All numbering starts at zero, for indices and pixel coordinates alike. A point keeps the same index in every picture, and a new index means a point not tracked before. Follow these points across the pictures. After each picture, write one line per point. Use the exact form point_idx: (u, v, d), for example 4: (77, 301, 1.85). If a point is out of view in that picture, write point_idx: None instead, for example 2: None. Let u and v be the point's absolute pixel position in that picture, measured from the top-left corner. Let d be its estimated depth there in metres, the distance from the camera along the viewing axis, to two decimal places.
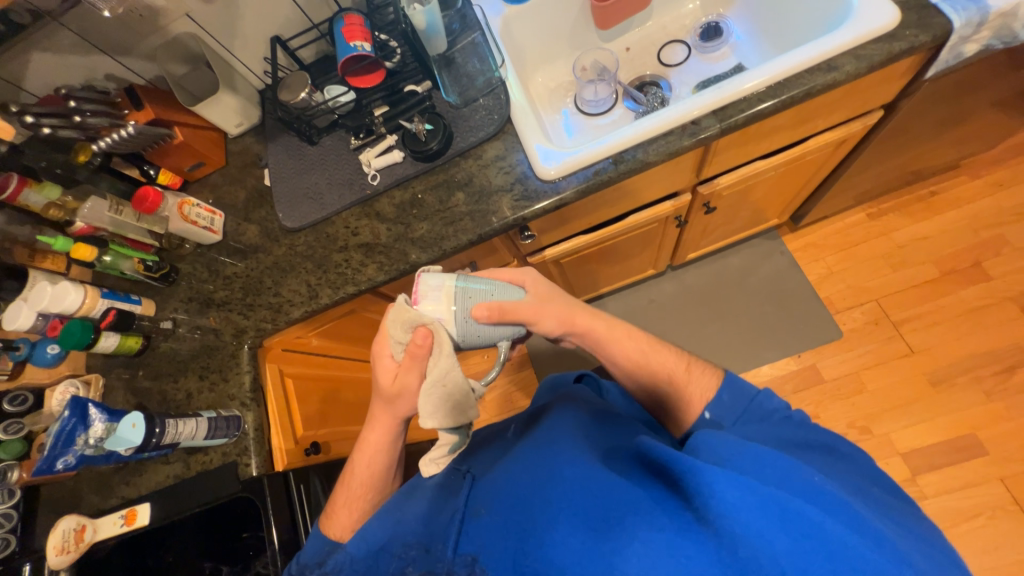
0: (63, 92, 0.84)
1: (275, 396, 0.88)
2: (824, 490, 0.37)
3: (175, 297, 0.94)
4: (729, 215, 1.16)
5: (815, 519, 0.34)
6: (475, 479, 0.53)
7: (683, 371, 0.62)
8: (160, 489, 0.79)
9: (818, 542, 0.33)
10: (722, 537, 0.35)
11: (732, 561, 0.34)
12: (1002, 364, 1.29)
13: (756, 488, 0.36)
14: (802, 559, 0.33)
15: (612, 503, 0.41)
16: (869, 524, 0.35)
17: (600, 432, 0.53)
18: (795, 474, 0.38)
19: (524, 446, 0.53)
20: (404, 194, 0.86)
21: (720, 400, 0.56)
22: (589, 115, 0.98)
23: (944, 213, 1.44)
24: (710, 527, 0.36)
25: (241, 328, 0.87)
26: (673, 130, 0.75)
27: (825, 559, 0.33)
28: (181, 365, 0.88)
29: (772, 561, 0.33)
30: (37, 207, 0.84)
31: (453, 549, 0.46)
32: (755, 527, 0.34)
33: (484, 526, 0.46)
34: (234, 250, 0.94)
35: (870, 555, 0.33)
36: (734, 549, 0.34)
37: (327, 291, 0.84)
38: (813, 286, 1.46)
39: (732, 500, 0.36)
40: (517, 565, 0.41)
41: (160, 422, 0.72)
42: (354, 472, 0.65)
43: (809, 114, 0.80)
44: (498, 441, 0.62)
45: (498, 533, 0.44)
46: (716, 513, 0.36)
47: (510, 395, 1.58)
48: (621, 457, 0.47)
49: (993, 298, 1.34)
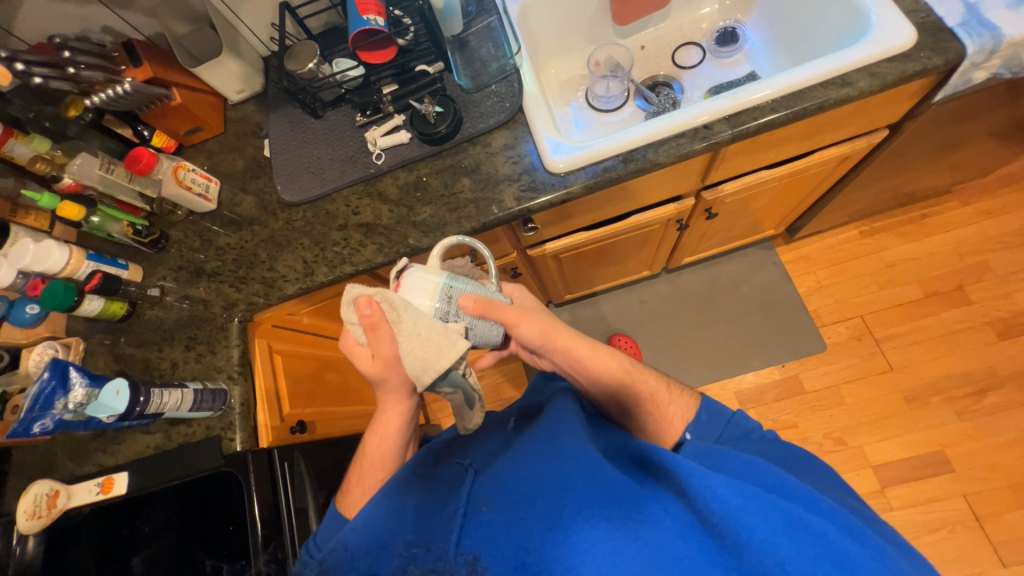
0: (58, 41, 0.79)
1: (263, 371, 0.87)
2: (816, 497, 0.38)
3: (164, 265, 0.91)
4: (728, 223, 1.17)
5: (814, 526, 0.35)
6: (472, 473, 0.53)
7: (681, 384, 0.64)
8: (140, 459, 0.78)
9: (822, 554, 0.34)
10: (725, 540, 0.36)
11: (736, 564, 0.35)
12: (974, 386, 1.33)
13: (758, 496, 0.37)
14: (804, 564, 0.34)
15: (618, 500, 0.41)
16: (861, 529, 0.37)
17: (599, 433, 0.54)
18: (791, 480, 0.39)
19: (525, 442, 0.52)
20: (409, 175, 0.85)
21: (699, 421, 0.58)
22: (599, 111, 0.97)
23: (933, 237, 1.47)
24: (714, 530, 0.37)
25: (232, 301, 0.85)
26: (686, 132, 0.75)
27: (828, 567, 0.33)
28: (167, 335, 0.86)
29: (774, 563, 0.34)
30: (22, 159, 0.80)
31: (455, 548, 0.44)
32: (760, 532, 0.35)
33: (484, 523, 0.45)
34: (228, 221, 0.92)
35: (870, 563, 0.34)
36: (739, 553, 0.35)
37: (322, 270, 0.83)
38: (801, 299, 1.49)
39: (732, 504, 0.36)
40: (520, 565, 0.40)
41: (144, 391, 0.70)
42: (367, 451, 0.65)
43: (818, 128, 0.80)
44: (497, 434, 0.63)
45: (500, 530, 0.43)
46: (719, 516, 0.36)
47: (497, 385, 1.58)
48: (619, 456, 0.48)
49: (971, 322, 1.38)
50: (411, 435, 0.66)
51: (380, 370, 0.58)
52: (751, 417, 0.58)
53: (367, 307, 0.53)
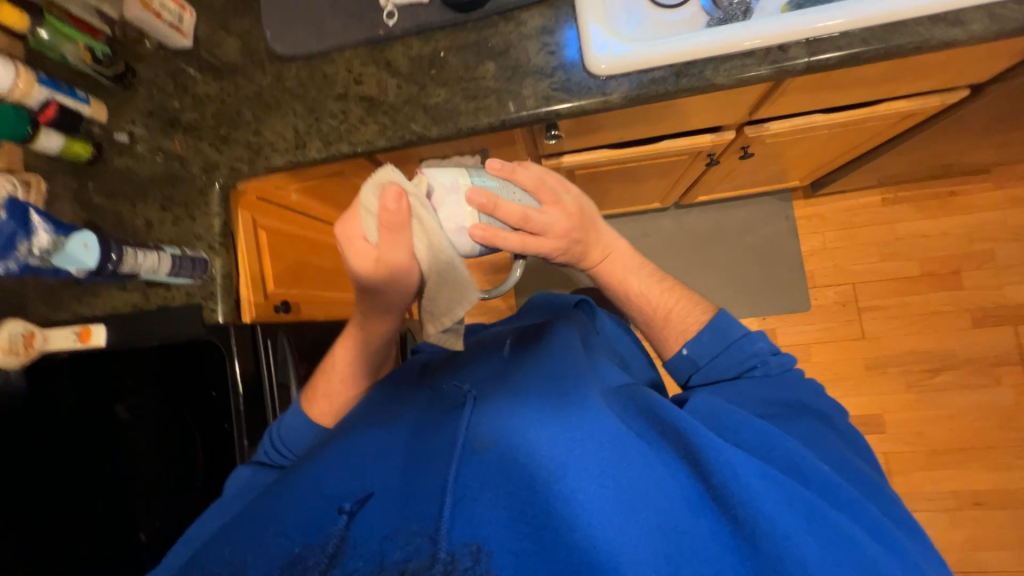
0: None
1: (247, 244, 0.82)
2: (802, 468, 0.51)
3: (131, 107, 0.80)
4: (757, 166, 1.09)
5: (804, 496, 0.48)
6: (500, 407, 0.60)
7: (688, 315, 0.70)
8: (119, 315, 0.76)
9: (804, 510, 0.47)
10: (735, 514, 0.48)
11: (743, 536, 0.47)
12: (931, 364, 1.41)
13: (772, 480, 0.49)
14: (822, 539, 0.45)
15: (640, 489, 0.50)
16: (835, 487, 0.50)
17: (610, 393, 0.63)
18: (781, 450, 0.52)
19: (540, 404, 0.59)
20: (424, 46, 0.72)
21: (700, 340, 0.67)
22: (656, 4, 0.82)
23: (951, 216, 1.43)
24: (730, 512, 0.48)
25: (212, 163, 0.77)
26: (756, 52, 0.64)
27: (808, 519, 0.47)
28: (139, 188, 0.78)
29: (770, 529, 0.46)
30: None
31: (458, 540, 0.48)
32: (772, 513, 0.46)
33: (501, 498, 0.51)
34: (207, 66, 0.79)
35: (843, 525, 0.46)
36: (747, 529, 0.47)
37: (316, 144, 0.74)
38: (802, 257, 1.47)
39: (757, 489, 0.48)
40: (541, 542, 0.48)
41: (116, 248, 0.65)
42: (333, 363, 0.73)
43: (901, 73, 0.70)
44: (502, 371, 0.69)
45: (521, 505, 0.50)
46: (733, 492, 0.48)
47: (483, 293, 1.59)
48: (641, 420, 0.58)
49: (954, 306, 1.41)
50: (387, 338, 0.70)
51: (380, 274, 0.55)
52: (763, 341, 0.65)
53: (395, 199, 0.50)
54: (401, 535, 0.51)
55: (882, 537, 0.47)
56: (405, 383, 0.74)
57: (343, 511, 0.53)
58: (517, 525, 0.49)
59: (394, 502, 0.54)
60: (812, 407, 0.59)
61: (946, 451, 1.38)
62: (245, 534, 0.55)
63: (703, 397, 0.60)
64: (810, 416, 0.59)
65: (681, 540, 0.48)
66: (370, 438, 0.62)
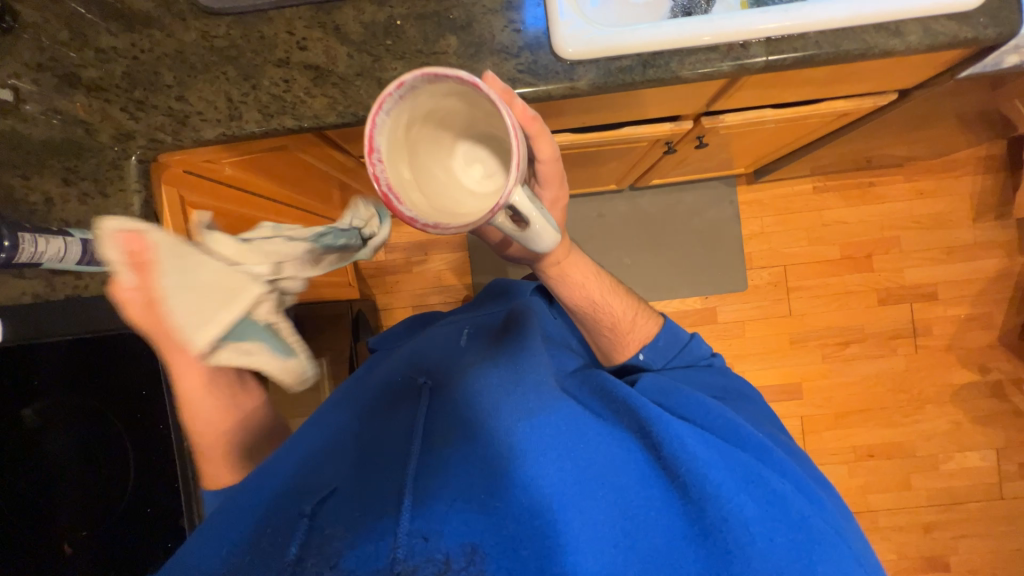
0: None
1: (175, 225, 0.73)
2: (737, 431, 0.56)
3: (13, 57, 0.67)
4: (709, 155, 1.13)
5: (739, 457, 0.53)
6: (462, 399, 0.61)
7: (642, 320, 0.75)
8: (16, 308, 0.65)
9: (742, 472, 0.51)
10: (683, 480, 0.51)
11: (689, 501, 0.50)
12: (843, 338, 1.58)
13: (713, 446, 0.53)
14: (758, 495, 0.50)
15: (599, 467, 0.53)
16: (767, 449, 0.55)
17: (566, 376, 0.66)
18: (721, 419, 0.57)
19: (503, 388, 0.61)
20: (377, 11, 0.65)
21: (656, 344, 0.74)
22: None
23: (868, 205, 1.58)
24: (677, 477, 0.51)
25: (126, 131, 0.67)
26: (719, 47, 0.64)
27: (745, 479, 0.51)
28: (32, 157, 0.67)
29: (712, 488, 0.50)
30: None
31: (443, 539, 0.49)
32: (714, 473, 0.50)
33: (475, 489, 0.52)
34: (114, 14, 0.68)
35: (774, 481, 0.51)
36: (692, 492, 0.50)
37: (254, 116, 0.66)
38: (742, 241, 1.57)
39: (699, 454, 0.52)
40: (512, 531, 0.49)
41: (9, 235, 0.54)
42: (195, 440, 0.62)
43: (845, 76, 0.74)
44: (463, 357, 0.70)
45: (492, 496, 0.51)
46: (680, 458, 0.52)
47: (439, 272, 1.55)
48: (597, 400, 0.61)
49: (865, 286, 1.58)
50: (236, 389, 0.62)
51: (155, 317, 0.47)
52: (704, 345, 0.75)
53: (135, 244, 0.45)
54: (366, 533, 0.50)
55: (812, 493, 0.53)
56: (370, 378, 0.74)
57: (304, 513, 0.52)
58: (483, 514, 0.50)
59: (356, 502, 0.53)
60: (738, 390, 0.70)
61: (850, 413, 1.58)
62: (199, 549, 0.52)
63: (652, 377, 0.65)
64: (741, 400, 0.68)
65: (639, 513, 0.50)
66: (332, 440, 0.62)
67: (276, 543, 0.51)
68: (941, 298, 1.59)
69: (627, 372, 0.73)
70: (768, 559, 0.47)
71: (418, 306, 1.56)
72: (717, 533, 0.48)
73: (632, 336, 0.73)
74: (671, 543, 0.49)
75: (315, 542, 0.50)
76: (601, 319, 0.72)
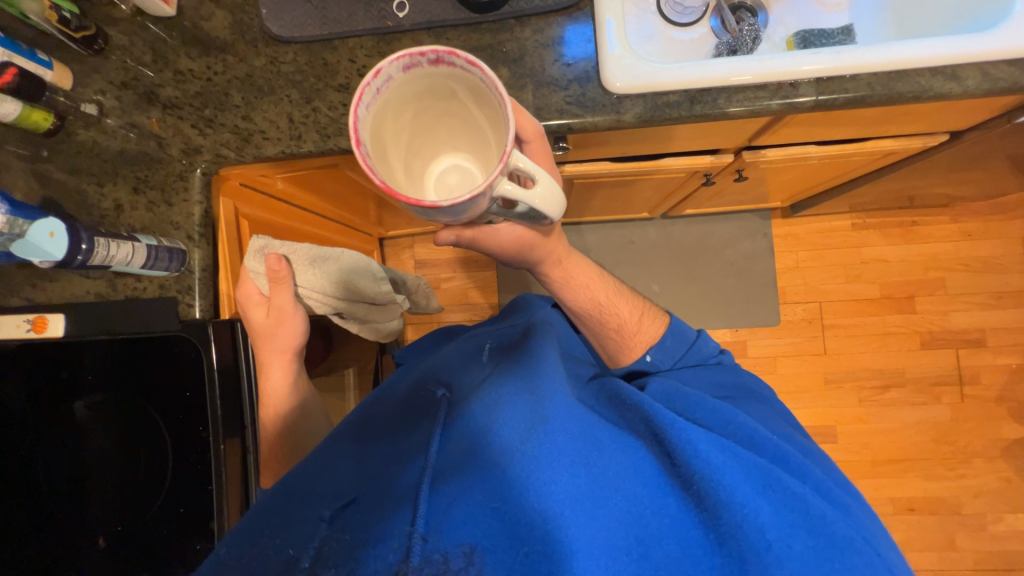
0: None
1: (229, 235, 0.77)
2: (753, 437, 0.54)
3: (101, 76, 0.73)
4: (746, 187, 1.12)
5: (757, 461, 0.49)
6: (466, 402, 0.59)
7: (649, 321, 0.73)
8: (80, 304, 0.69)
9: (759, 476, 0.48)
10: (697, 489, 0.48)
11: (703, 510, 0.48)
12: (882, 381, 1.51)
13: (729, 450, 0.50)
14: (777, 505, 0.47)
15: (608, 472, 0.50)
16: (784, 454, 0.52)
17: (577, 381, 0.64)
18: (737, 424, 0.54)
19: (508, 387, 0.58)
20: (435, 43, 0.69)
21: (665, 345, 0.71)
22: (668, 22, 0.82)
23: (911, 244, 1.53)
24: (692, 486, 0.49)
25: (194, 146, 0.71)
26: (767, 85, 0.65)
27: (762, 483, 0.48)
28: (108, 166, 0.72)
29: (727, 494, 0.47)
30: None
31: (446, 541, 0.48)
32: (729, 478, 0.47)
33: (479, 495, 0.50)
34: (192, 38, 0.73)
35: (796, 488, 0.48)
36: (705, 499, 0.48)
37: (312, 136, 0.69)
38: (776, 274, 1.54)
39: (713, 459, 0.49)
40: (516, 538, 0.47)
41: (86, 238, 0.60)
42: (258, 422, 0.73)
43: (895, 117, 0.73)
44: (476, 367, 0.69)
45: (497, 503, 0.49)
46: (692, 461, 0.49)
47: (466, 290, 1.57)
48: (608, 405, 0.58)
49: (906, 328, 1.52)
50: (297, 380, 0.76)
51: (270, 322, 0.71)
52: (713, 342, 0.73)
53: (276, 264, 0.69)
54: (377, 539, 0.49)
55: (830, 495, 0.51)
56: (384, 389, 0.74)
57: (324, 517, 0.53)
58: (491, 519, 0.48)
59: (366, 510, 0.53)
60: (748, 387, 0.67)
61: (889, 461, 1.49)
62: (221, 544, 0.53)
63: (660, 382, 0.62)
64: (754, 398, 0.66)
65: (651, 521, 0.48)
66: (342, 445, 0.62)
67: (282, 542, 0.51)
68: (990, 345, 1.51)
69: (634, 376, 0.72)
70: (786, 569, 0.44)
71: (443, 323, 1.57)
72: (736, 541, 0.46)
73: (639, 338, 0.72)
74: (684, 552, 0.47)
75: (328, 549, 0.50)
76: (606, 320, 0.72)
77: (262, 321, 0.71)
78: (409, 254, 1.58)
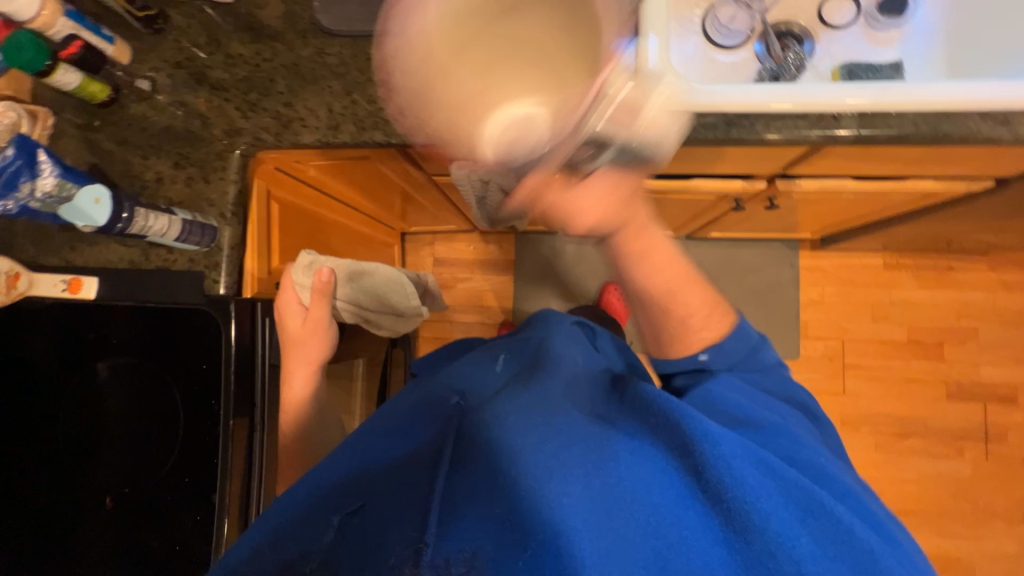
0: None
1: (259, 216, 0.79)
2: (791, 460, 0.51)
3: (157, 54, 0.77)
4: (777, 216, 1.10)
5: (796, 482, 0.46)
6: (481, 413, 0.58)
7: (715, 316, 0.69)
8: (114, 270, 0.74)
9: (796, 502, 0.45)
10: (726, 509, 0.45)
11: (731, 530, 0.44)
12: (902, 429, 1.45)
13: (766, 472, 0.46)
14: (817, 534, 0.44)
15: (625, 488, 0.47)
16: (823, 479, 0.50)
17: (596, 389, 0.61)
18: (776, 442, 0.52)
19: (517, 398, 0.58)
20: None
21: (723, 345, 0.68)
22: (713, 44, 0.82)
23: (944, 290, 1.47)
24: (719, 504, 0.45)
25: (236, 127, 0.74)
26: (808, 115, 0.64)
27: (798, 510, 0.45)
28: (153, 140, 0.75)
29: (759, 516, 0.43)
30: None
31: (439, 546, 0.48)
32: (763, 502, 0.44)
33: (482, 507, 0.50)
34: (244, 24, 0.76)
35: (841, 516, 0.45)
36: (735, 520, 0.44)
37: (348, 127, 0.71)
38: (799, 307, 1.50)
39: (744, 480, 0.45)
40: (516, 551, 0.46)
41: (128, 208, 0.63)
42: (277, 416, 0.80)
43: (939, 158, 0.71)
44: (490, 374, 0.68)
45: (499, 516, 0.48)
46: (720, 479, 0.45)
47: (482, 293, 1.57)
48: (628, 414, 0.55)
49: (932, 377, 1.46)
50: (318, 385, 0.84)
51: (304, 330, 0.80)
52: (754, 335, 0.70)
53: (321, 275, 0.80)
54: (382, 532, 0.51)
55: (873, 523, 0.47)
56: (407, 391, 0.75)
57: (332, 522, 0.53)
58: (496, 528, 0.48)
59: (375, 517, 0.53)
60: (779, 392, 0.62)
61: (902, 514, 1.43)
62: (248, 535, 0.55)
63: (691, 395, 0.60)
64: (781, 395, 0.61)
65: (661, 534, 0.45)
66: (357, 443, 0.62)
67: (298, 541, 0.52)
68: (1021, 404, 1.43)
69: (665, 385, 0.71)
70: None
71: (456, 323, 1.58)
72: (760, 565, 0.42)
73: (705, 332, 0.69)
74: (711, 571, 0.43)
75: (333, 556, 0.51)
76: (677, 318, 0.69)
77: (297, 330, 0.80)
78: (430, 251, 1.59)
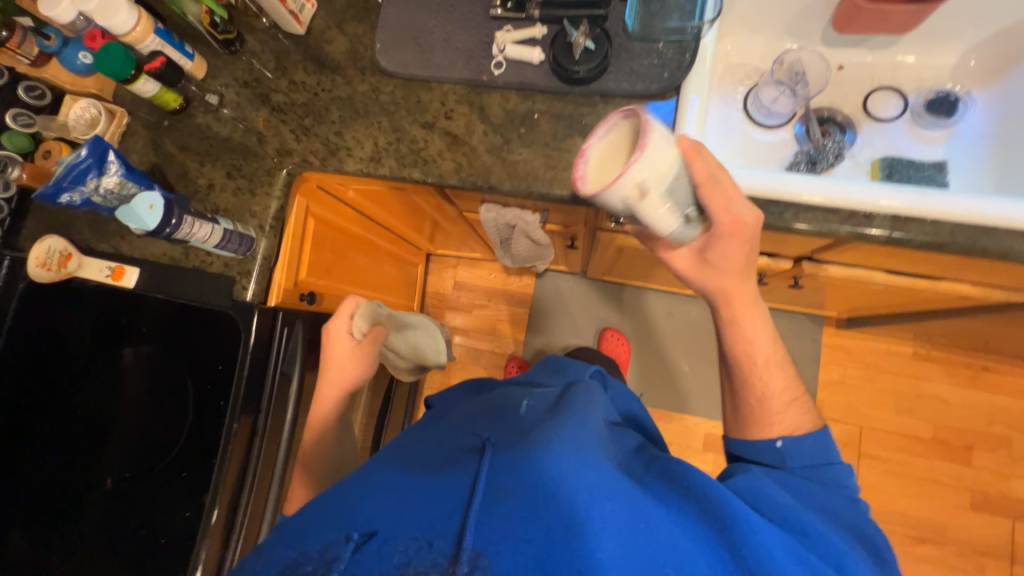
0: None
1: (296, 230, 0.84)
2: (837, 554, 0.46)
3: (229, 73, 0.84)
4: (802, 293, 1.08)
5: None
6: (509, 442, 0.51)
7: (804, 414, 0.59)
8: (154, 263, 0.78)
9: None
10: None
11: None
12: (917, 532, 1.36)
13: (801, 566, 0.44)
14: None
15: (661, 552, 0.43)
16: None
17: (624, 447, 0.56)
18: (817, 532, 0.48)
19: (550, 426, 0.52)
20: (522, 103, 0.73)
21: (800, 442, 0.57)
22: (752, 120, 0.84)
23: (977, 390, 1.39)
24: None
25: (288, 148, 0.79)
26: (839, 210, 0.63)
27: None
28: (212, 149, 0.81)
29: None
30: None
31: (465, 548, 0.41)
32: None
33: (507, 540, 0.42)
34: (311, 55, 0.82)
35: None
36: None
37: (390, 162, 0.75)
38: (817, 385, 1.44)
39: (780, 571, 0.43)
40: None
41: (177, 215, 0.68)
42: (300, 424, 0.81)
43: (975, 267, 0.69)
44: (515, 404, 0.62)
45: (528, 555, 0.41)
46: (758, 566, 0.43)
47: (495, 322, 1.59)
48: (663, 481, 0.50)
49: (956, 481, 1.37)
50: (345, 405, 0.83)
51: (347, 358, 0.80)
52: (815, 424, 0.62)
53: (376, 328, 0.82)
54: (393, 545, 0.43)
55: None
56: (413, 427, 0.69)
57: (350, 539, 0.45)
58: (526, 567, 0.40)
59: (382, 535, 0.44)
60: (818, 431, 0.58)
61: None
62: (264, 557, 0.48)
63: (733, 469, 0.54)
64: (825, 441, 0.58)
65: None
66: (373, 462, 0.56)
67: (308, 540, 0.47)
68: None
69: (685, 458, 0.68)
70: None
71: (465, 348, 1.59)
72: None
73: (779, 417, 0.59)
74: None
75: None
76: (753, 396, 0.60)
77: (341, 354, 0.80)
78: (451, 274, 1.62)
